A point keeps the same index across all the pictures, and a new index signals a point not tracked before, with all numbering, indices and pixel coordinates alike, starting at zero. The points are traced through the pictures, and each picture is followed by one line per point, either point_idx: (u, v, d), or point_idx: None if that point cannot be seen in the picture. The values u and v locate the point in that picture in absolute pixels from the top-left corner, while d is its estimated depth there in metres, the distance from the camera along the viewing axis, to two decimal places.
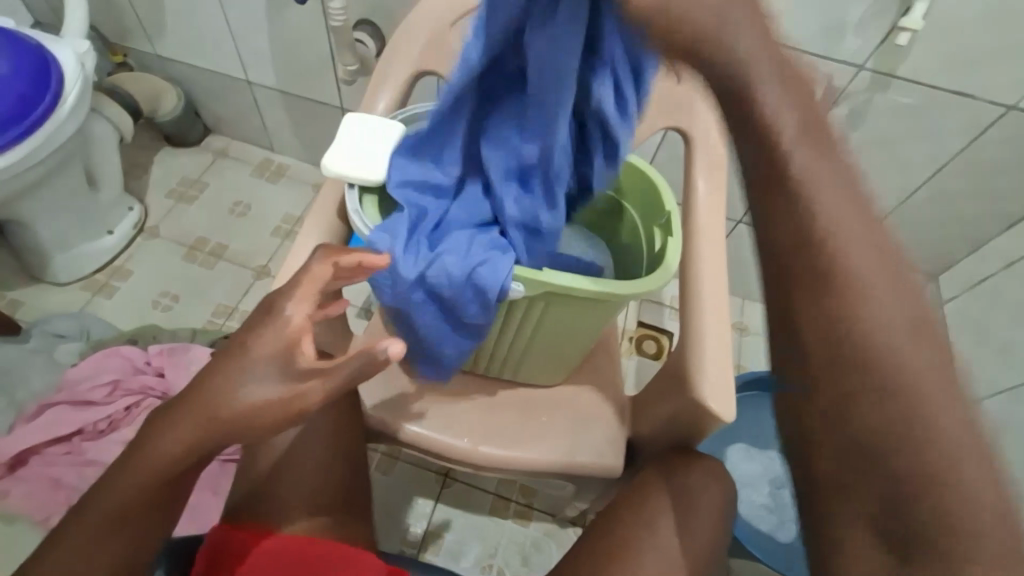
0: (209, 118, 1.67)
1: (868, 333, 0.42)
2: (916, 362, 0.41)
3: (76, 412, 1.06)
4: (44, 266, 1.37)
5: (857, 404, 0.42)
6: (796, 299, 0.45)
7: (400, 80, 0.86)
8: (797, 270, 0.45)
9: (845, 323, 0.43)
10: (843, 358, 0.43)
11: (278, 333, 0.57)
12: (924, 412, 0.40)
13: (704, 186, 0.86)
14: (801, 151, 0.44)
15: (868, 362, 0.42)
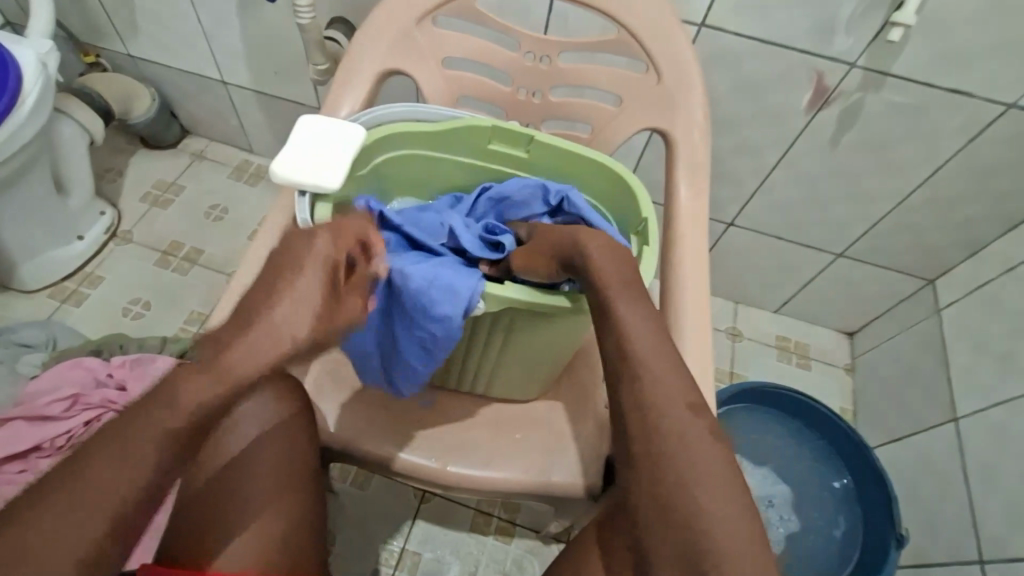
0: (185, 119, 1.62)
1: (673, 448, 0.53)
2: (699, 461, 0.52)
3: (32, 428, 1.02)
4: (10, 273, 1.33)
5: (666, 501, 0.52)
6: (629, 428, 0.56)
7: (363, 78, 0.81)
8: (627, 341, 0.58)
9: (656, 442, 0.54)
10: (659, 471, 0.53)
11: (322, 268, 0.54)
12: (698, 499, 0.51)
13: (686, 190, 0.81)
14: (629, 309, 0.59)
15: (665, 475, 0.53)
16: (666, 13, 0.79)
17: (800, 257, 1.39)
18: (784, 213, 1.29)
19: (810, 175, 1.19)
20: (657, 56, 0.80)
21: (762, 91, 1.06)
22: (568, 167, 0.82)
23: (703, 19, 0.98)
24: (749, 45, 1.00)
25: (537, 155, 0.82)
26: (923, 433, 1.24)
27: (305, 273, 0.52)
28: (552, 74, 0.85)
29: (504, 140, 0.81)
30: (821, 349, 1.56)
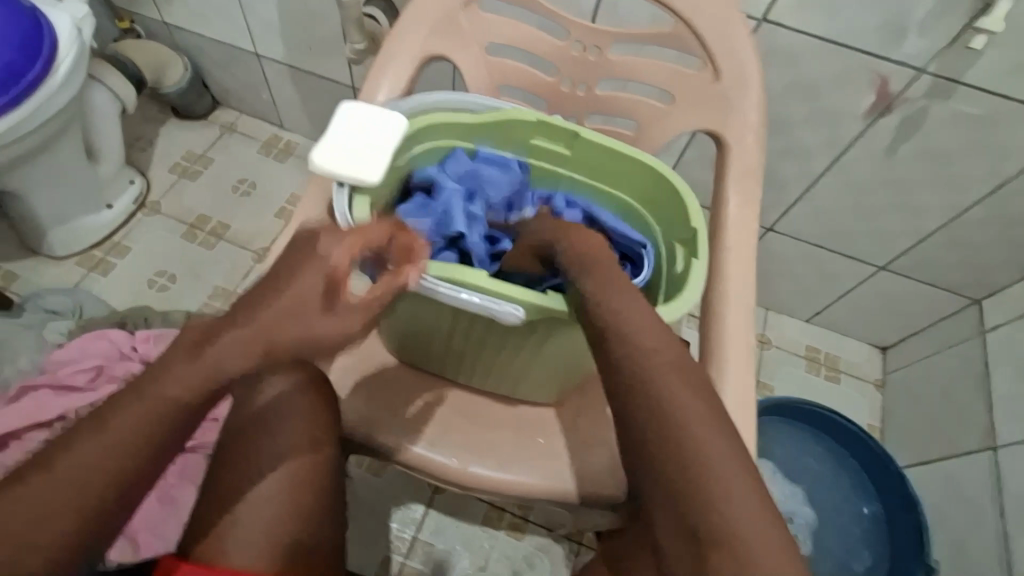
0: (217, 90, 1.60)
1: (691, 451, 0.48)
2: (715, 453, 0.48)
3: (57, 397, 1.03)
4: (40, 238, 1.33)
5: (677, 483, 0.48)
6: (635, 420, 0.51)
7: (404, 66, 0.78)
8: (624, 328, 0.54)
9: (672, 449, 0.49)
10: (680, 481, 0.48)
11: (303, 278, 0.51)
12: (716, 491, 0.47)
13: (736, 197, 0.77)
14: (622, 300, 0.56)
15: (676, 461, 0.48)
16: (731, 7, 0.74)
17: (840, 266, 1.33)
18: (828, 220, 1.23)
19: (861, 183, 1.13)
20: (716, 52, 0.75)
21: (820, 93, 1.00)
22: (610, 168, 0.77)
23: (764, 13, 0.92)
24: (810, 44, 0.94)
25: (580, 152, 0.77)
26: (956, 459, 1.19)
27: (302, 276, 0.51)
28: (601, 66, 0.80)
29: (545, 134, 0.77)
30: (853, 362, 1.50)
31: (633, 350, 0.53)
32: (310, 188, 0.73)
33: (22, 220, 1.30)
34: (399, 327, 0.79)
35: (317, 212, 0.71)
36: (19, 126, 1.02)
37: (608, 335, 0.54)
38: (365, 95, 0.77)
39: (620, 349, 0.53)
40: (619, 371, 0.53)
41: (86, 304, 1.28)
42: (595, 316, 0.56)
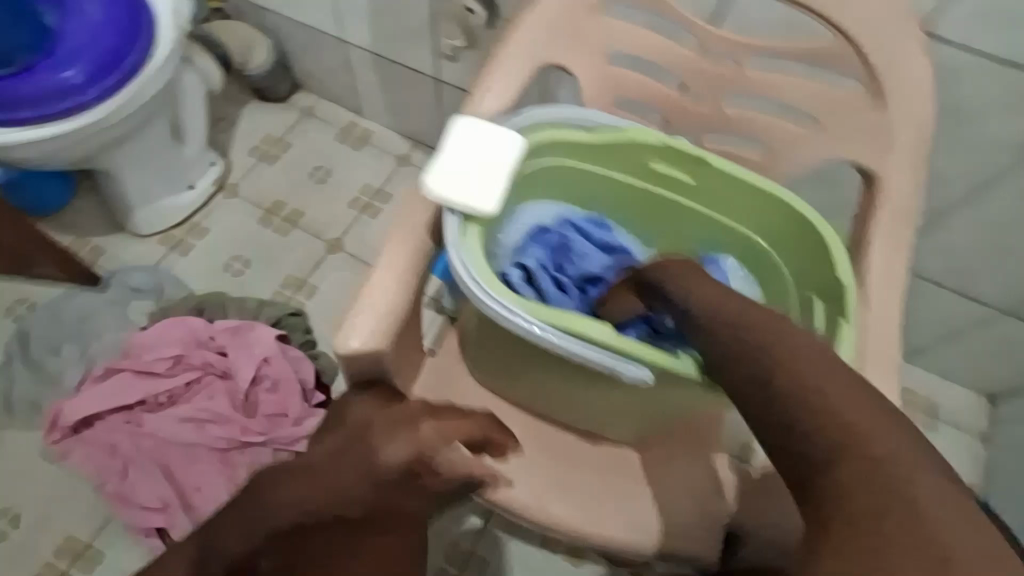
0: (298, 73, 1.58)
1: (836, 409, 0.48)
2: (839, 396, 0.49)
3: (139, 381, 1.07)
4: (127, 217, 1.36)
5: (820, 431, 0.48)
6: (748, 380, 0.52)
7: (517, 73, 0.71)
8: (714, 300, 0.57)
9: (790, 399, 0.50)
10: (818, 426, 0.48)
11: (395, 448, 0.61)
12: (860, 432, 0.47)
13: (882, 245, 0.67)
14: (703, 286, 0.59)
15: (808, 410, 0.49)
16: (906, 22, 0.62)
17: (961, 308, 1.18)
18: (957, 257, 1.09)
19: (1005, 221, 0.99)
20: (881, 76, 0.64)
21: (979, 119, 0.86)
22: (743, 207, 0.70)
23: (926, 26, 0.79)
24: (979, 64, 0.80)
25: (710, 189, 0.71)
26: None
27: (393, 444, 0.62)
28: (736, 84, 0.72)
29: (669, 160, 0.71)
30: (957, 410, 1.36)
31: (724, 318, 0.56)
32: (410, 203, 0.68)
33: (113, 198, 1.33)
34: (495, 356, 0.76)
35: (415, 231, 0.68)
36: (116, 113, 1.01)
37: (695, 307, 0.57)
38: (471, 104, 0.71)
39: (716, 317, 0.56)
40: (719, 339, 0.55)
41: (166, 284, 1.31)
42: (693, 303, 0.58)
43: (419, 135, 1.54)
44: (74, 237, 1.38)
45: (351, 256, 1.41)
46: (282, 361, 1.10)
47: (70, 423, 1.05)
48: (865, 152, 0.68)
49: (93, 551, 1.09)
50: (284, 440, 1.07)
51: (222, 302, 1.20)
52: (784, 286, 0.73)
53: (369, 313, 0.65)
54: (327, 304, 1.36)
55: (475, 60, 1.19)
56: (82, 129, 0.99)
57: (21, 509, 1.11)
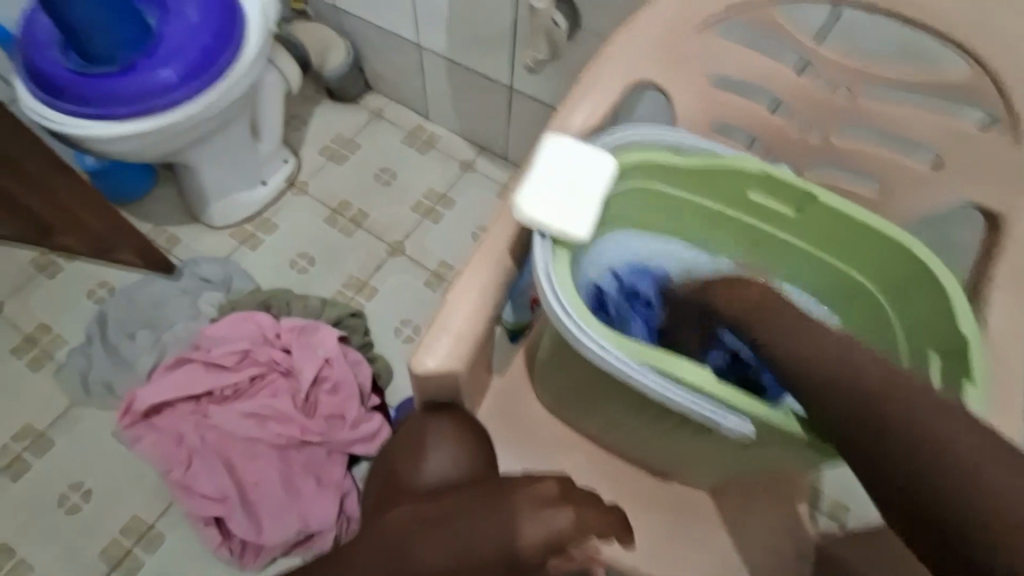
0: (371, 76, 1.59)
1: (949, 446, 0.45)
2: (932, 417, 0.46)
3: (207, 373, 1.10)
4: (203, 209, 1.41)
5: (924, 466, 0.45)
6: (843, 420, 0.49)
7: (612, 92, 0.68)
8: (792, 335, 0.54)
9: (885, 433, 0.47)
10: (917, 460, 0.46)
11: (529, 514, 0.53)
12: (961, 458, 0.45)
13: (1008, 299, 0.61)
14: (783, 314, 0.55)
15: (904, 447, 0.46)
16: None
17: None
18: None
19: None
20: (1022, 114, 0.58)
21: None
22: (851, 245, 0.65)
23: None
24: None
25: (814, 224, 0.66)
26: None
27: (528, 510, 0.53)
28: (848, 111, 0.67)
29: (769, 194, 0.66)
30: None
31: (797, 352, 0.53)
32: (494, 223, 0.66)
33: (191, 191, 1.38)
34: (566, 388, 0.73)
35: (500, 251, 0.65)
36: (206, 109, 1.05)
37: (771, 342, 0.54)
38: (562, 122, 0.68)
39: (795, 355, 0.53)
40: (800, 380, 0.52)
41: (235, 277, 1.34)
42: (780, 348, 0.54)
43: (485, 142, 1.53)
44: (153, 226, 1.43)
45: (411, 261, 1.41)
46: (344, 364, 1.12)
47: (142, 409, 1.08)
48: (992, 194, 0.62)
49: (153, 532, 1.13)
50: (341, 442, 1.08)
51: (287, 299, 1.22)
52: (892, 333, 0.67)
53: (447, 335, 0.62)
54: (386, 307, 1.36)
55: (553, 72, 1.17)
56: (173, 123, 1.03)
57: (90, 484, 1.16)
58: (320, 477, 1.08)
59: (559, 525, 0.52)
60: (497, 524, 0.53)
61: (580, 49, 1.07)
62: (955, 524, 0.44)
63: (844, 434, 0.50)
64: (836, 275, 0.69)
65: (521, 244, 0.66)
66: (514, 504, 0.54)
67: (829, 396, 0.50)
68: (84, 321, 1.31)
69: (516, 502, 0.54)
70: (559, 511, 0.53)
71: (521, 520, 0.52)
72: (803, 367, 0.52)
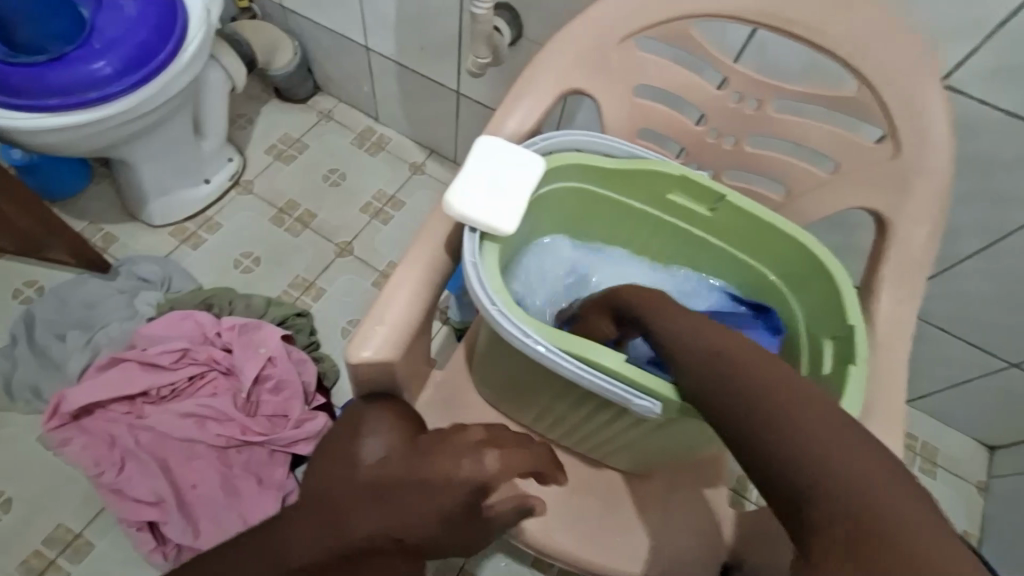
0: (320, 77, 1.59)
1: (836, 456, 0.43)
2: (822, 424, 0.45)
3: (142, 373, 1.07)
4: (141, 207, 1.37)
5: (803, 470, 0.43)
6: (734, 417, 0.49)
7: (542, 97, 0.72)
8: (695, 331, 0.55)
9: (774, 434, 0.46)
10: (798, 461, 0.44)
11: (461, 463, 0.59)
12: (845, 466, 0.42)
13: (892, 291, 0.68)
14: (684, 316, 0.57)
15: (789, 446, 0.45)
16: (927, 74, 0.64)
17: (965, 357, 1.18)
18: (963, 306, 1.09)
19: (1012, 274, 0.99)
20: (898, 126, 0.65)
21: (992, 171, 0.87)
22: (757, 241, 0.70)
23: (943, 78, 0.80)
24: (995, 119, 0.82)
25: (725, 223, 0.71)
26: None
27: (459, 461, 0.59)
28: (756, 121, 0.73)
29: (686, 194, 0.70)
30: (957, 458, 1.34)
31: (698, 346, 0.54)
32: (431, 218, 0.69)
33: (129, 188, 1.35)
34: (500, 377, 0.75)
35: (435, 245, 0.68)
36: (144, 104, 1.04)
37: (677, 338, 0.56)
38: (495, 124, 0.72)
39: (693, 349, 0.54)
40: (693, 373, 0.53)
41: (175, 277, 1.31)
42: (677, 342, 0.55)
43: (435, 145, 1.56)
44: (87, 224, 1.38)
45: (359, 261, 1.42)
46: (287, 363, 1.11)
47: (70, 411, 1.04)
48: (879, 198, 0.69)
49: (82, 540, 1.09)
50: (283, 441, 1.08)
51: (230, 298, 1.21)
52: (795, 329, 0.71)
53: (380, 324, 0.64)
54: (333, 307, 1.36)
55: (497, 77, 1.21)
56: (108, 117, 1.00)
57: (13, 493, 1.11)
58: (262, 477, 1.07)
59: (482, 469, 0.59)
60: (432, 478, 0.59)
61: (522, 57, 1.12)
62: (830, 527, 0.40)
63: (735, 433, 0.49)
64: (747, 273, 0.74)
65: (456, 238, 0.68)
66: (440, 462, 0.59)
67: (695, 370, 0.53)
68: (9, 322, 1.25)
69: (447, 455, 0.60)
70: (483, 456, 0.59)
71: (452, 471, 0.59)
72: (675, 346, 0.55)
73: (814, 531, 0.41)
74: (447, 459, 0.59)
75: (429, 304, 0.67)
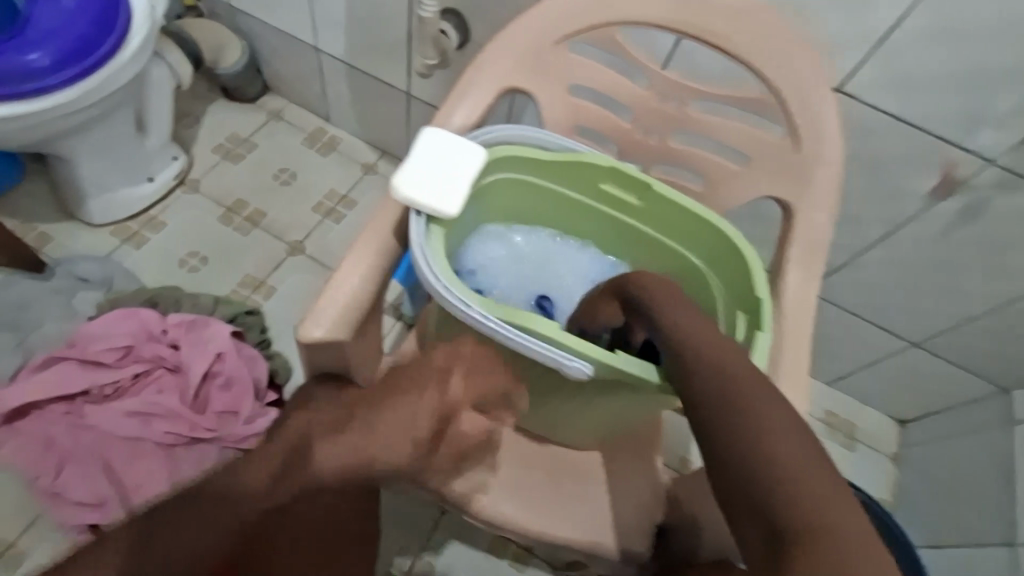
0: (270, 77, 1.59)
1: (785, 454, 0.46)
2: (779, 427, 0.48)
3: (83, 372, 1.05)
4: (79, 205, 1.33)
5: (758, 467, 0.46)
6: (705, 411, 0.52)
7: (485, 95, 0.77)
8: (689, 322, 0.58)
9: (737, 429, 0.49)
10: (753, 457, 0.47)
11: (426, 396, 0.67)
12: (794, 466, 0.45)
13: (798, 271, 0.76)
14: (684, 314, 0.59)
15: (748, 444, 0.48)
16: (820, 79, 0.73)
17: (876, 339, 1.30)
18: (871, 292, 1.21)
19: (909, 262, 1.11)
20: (799, 124, 0.74)
21: (887, 168, 0.99)
22: (680, 227, 0.77)
23: (842, 85, 0.91)
24: (886, 122, 0.93)
25: (656, 211, 0.77)
26: (966, 548, 1.15)
27: (426, 394, 0.67)
28: (679, 120, 0.81)
29: (619, 184, 0.77)
30: (874, 435, 1.47)
31: (688, 337, 0.57)
32: (381, 206, 0.72)
33: (67, 186, 1.31)
34: None
35: (384, 233, 0.71)
36: (83, 98, 1.02)
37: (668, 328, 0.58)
38: (441, 119, 0.76)
39: (683, 339, 0.57)
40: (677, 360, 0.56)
41: (117, 277, 1.28)
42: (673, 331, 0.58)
43: (386, 146, 1.58)
44: (20, 222, 1.33)
45: (311, 259, 1.42)
46: (237, 359, 1.11)
47: (4, 413, 1.01)
48: (786, 189, 0.77)
49: (16, 550, 1.05)
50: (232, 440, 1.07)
51: (177, 296, 1.19)
52: (715, 307, 0.78)
53: (329, 305, 0.67)
54: (285, 305, 1.36)
55: (446, 79, 1.25)
56: (44, 111, 0.98)
57: None
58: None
59: (451, 395, 0.67)
60: (404, 411, 0.66)
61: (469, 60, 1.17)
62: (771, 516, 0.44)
63: (702, 423, 0.51)
64: (675, 259, 0.81)
65: (405, 226, 0.72)
66: (410, 389, 0.68)
67: (680, 363, 0.55)
68: None
69: (411, 391, 0.67)
70: (449, 383, 0.67)
71: (423, 403, 0.67)
72: (669, 334, 0.58)
73: (756, 523, 0.44)
74: (418, 385, 0.68)
75: (379, 287, 0.71)
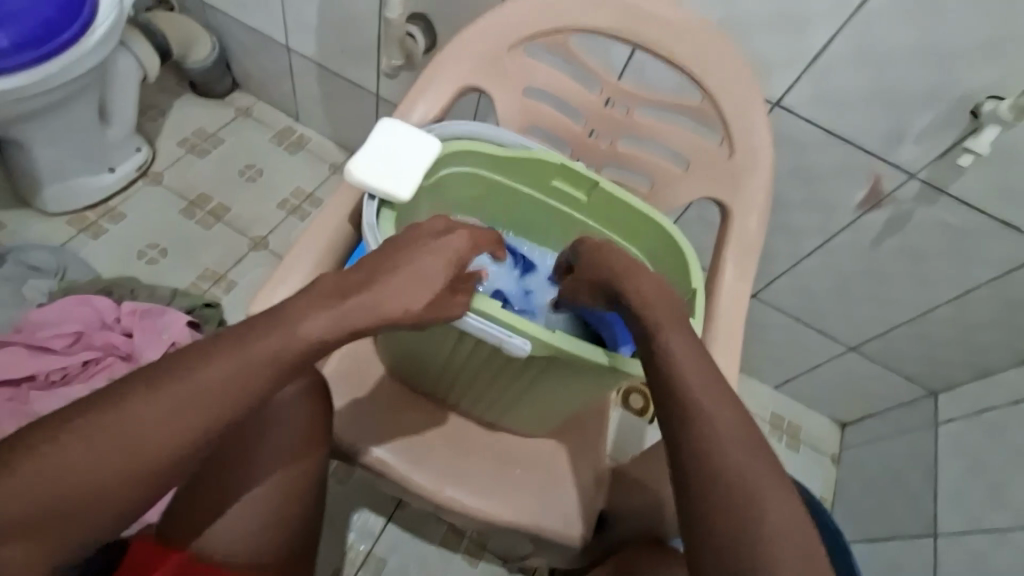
0: (239, 74, 1.60)
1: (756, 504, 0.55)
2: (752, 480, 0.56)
3: (29, 357, 1.02)
4: (35, 192, 1.31)
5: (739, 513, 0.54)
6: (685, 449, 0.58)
7: (444, 92, 0.80)
8: (689, 352, 0.62)
9: (713, 468, 0.57)
10: (729, 501, 0.55)
11: (316, 317, 0.58)
12: (763, 518, 0.54)
13: (733, 267, 0.81)
14: (678, 339, 0.62)
15: (731, 486, 0.55)
16: (753, 91, 0.79)
17: (817, 344, 1.37)
18: (813, 299, 1.28)
19: (845, 269, 1.19)
20: (734, 132, 0.80)
21: (822, 179, 1.06)
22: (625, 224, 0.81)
23: (780, 99, 0.98)
24: (820, 136, 1.00)
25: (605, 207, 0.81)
26: (896, 540, 1.22)
27: (309, 318, 0.58)
28: (626, 125, 0.86)
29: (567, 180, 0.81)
30: (817, 437, 1.53)
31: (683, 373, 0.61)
32: (338, 193, 0.74)
33: (23, 173, 1.29)
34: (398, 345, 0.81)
35: (338, 220, 0.73)
36: (44, 81, 1.02)
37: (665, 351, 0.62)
38: (400, 114, 0.79)
39: (678, 371, 0.60)
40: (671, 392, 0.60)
41: (70, 266, 1.25)
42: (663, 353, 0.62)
43: (355, 146, 1.60)
44: None
45: (274, 255, 1.42)
46: None
47: None
48: (724, 191, 0.83)
49: None
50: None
51: (133, 286, 1.18)
52: None
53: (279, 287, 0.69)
54: (245, 300, 1.36)
55: (413, 82, 1.29)
56: (1, 91, 0.98)
57: None
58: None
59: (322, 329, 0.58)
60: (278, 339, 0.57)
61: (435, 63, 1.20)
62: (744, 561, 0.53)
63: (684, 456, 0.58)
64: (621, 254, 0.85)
65: (359, 213, 0.74)
66: (286, 316, 0.58)
67: (671, 391, 0.60)
68: None
69: (289, 314, 0.59)
70: (320, 317, 0.58)
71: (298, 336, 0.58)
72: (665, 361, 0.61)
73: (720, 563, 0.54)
74: (295, 313, 0.58)
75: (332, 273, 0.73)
